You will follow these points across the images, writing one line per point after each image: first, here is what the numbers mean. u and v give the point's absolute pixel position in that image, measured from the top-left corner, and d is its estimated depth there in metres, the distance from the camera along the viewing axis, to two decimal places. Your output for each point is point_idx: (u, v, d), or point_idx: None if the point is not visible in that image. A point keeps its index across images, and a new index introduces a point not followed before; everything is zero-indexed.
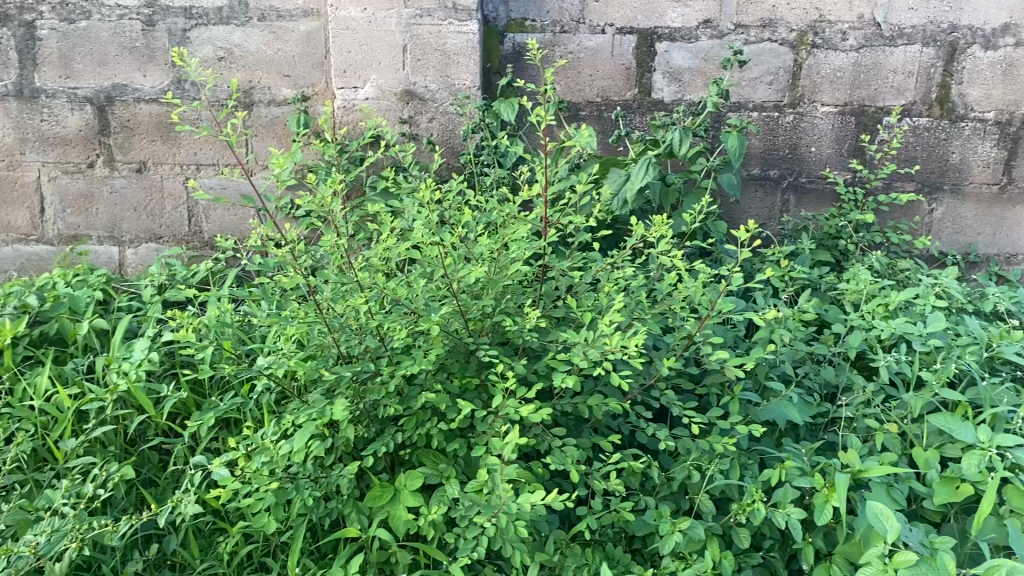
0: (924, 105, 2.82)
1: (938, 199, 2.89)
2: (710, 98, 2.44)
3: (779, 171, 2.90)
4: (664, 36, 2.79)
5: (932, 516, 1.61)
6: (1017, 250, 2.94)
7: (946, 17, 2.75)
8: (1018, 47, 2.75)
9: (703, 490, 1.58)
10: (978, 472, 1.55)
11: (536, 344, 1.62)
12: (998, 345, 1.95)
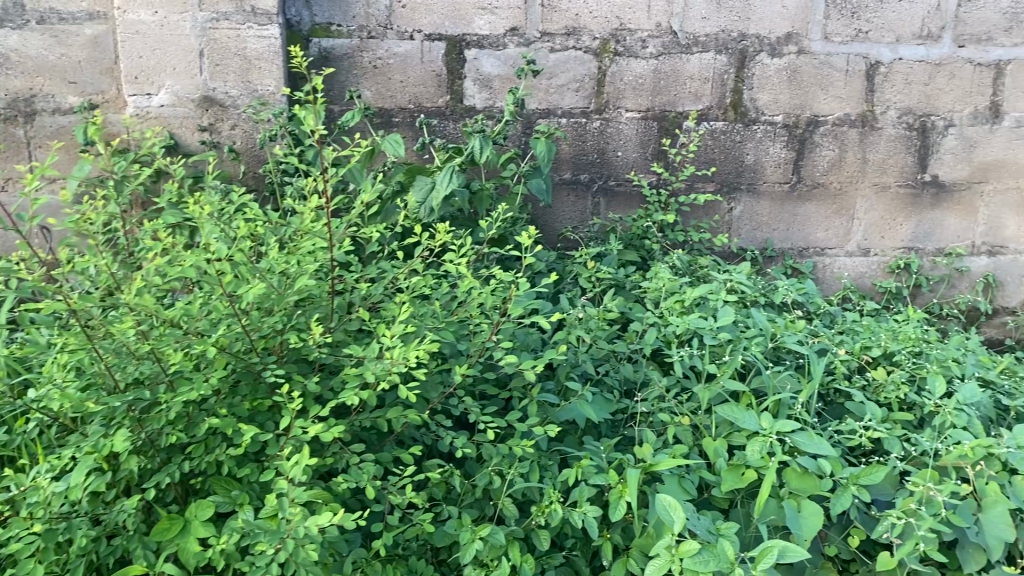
0: (720, 110, 2.98)
1: (736, 198, 3.08)
2: (507, 107, 2.48)
3: (589, 175, 2.99)
4: (472, 43, 2.80)
5: (720, 502, 1.68)
6: (808, 244, 3.16)
7: (735, 26, 2.91)
8: (800, 54, 2.95)
9: (504, 495, 1.59)
10: (761, 458, 1.66)
11: (330, 360, 1.59)
12: (781, 335, 2.10)
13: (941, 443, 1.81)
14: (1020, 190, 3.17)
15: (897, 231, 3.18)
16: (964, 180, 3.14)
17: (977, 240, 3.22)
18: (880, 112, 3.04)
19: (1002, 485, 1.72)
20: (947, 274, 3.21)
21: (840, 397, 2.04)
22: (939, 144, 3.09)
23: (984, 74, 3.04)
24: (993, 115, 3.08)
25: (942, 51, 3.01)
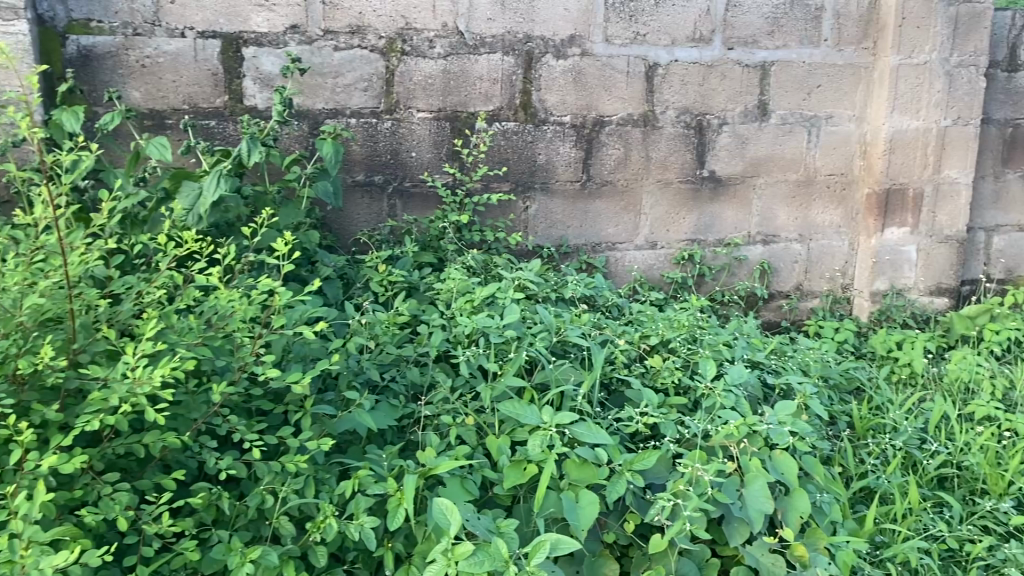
0: (510, 110, 3.02)
1: (530, 197, 3.12)
2: (276, 107, 2.37)
3: (383, 176, 2.93)
4: (250, 41, 2.69)
5: (503, 500, 1.70)
6: (601, 239, 3.26)
7: (520, 28, 2.96)
8: (584, 56, 3.04)
9: (279, 514, 1.52)
10: (541, 452, 1.69)
11: (75, 384, 1.46)
12: (565, 330, 2.15)
13: (709, 425, 1.92)
14: (788, 183, 3.42)
15: (680, 224, 3.35)
16: (739, 174, 3.35)
17: (752, 230, 3.44)
18: (660, 112, 3.19)
19: (763, 460, 1.84)
20: (726, 263, 3.41)
21: (622, 386, 2.11)
22: (715, 142, 3.28)
23: (751, 75, 3.25)
24: (761, 114, 3.30)
25: (713, 53, 3.19)
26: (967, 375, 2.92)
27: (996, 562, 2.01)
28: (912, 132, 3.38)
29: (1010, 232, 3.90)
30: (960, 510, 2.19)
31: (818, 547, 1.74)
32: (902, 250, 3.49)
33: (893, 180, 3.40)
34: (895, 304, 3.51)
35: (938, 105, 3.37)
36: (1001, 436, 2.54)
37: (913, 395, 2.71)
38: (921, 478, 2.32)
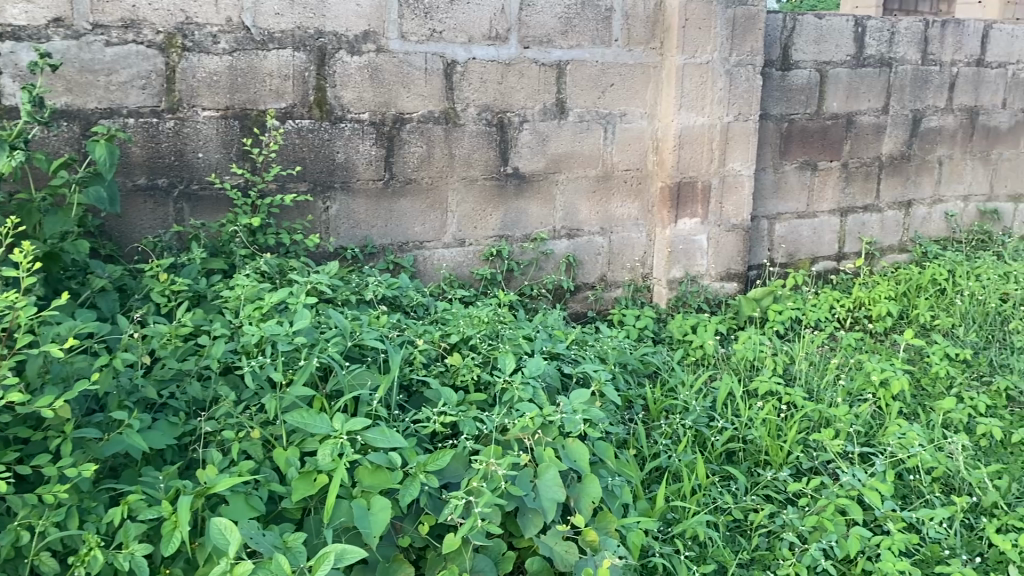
0: (304, 108, 2.93)
1: (331, 197, 3.05)
2: (23, 108, 2.15)
3: (168, 179, 2.78)
4: (6, 35, 2.49)
5: (293, 513, 1.65)
6: (407, 238, 3.23)
7: (311, 23, 2.88)
8: (380, 52, 3.00)
9: (38, 550, 1.40)
10: (331, 460, 1.65)
11: None
12: (361, 334, 2.11)
13: (506, 418, 1.94)
14: (587, 178, 3.53)
15: (486, 221, 3.37)
16: (540, 171, 3.42)
17: (557, 225, 3.52)
18: (460, 110, 3.20)
19: (557, 449, 1.88)
20: (534, 257, 3.48)
21: (422, 387, 2.09)
22: (515, 139, 3.33)
23: (548, 73, 3.32)
24: (559, 111, 3.38)
25: (509, 52, 3.23)
26: (751, 354, 3.14)
27: (776, 527, 2.16)
28: (699, 128, 3.57)
29: (788, 219, 4.23)
30: (745, 481, 2.34)
31: (609, 530, 1.79)
32: (694, 239, 3.70)
33: (684, 173, 3.58)
34: (690, 290, 3.73)
35: (721, 102, 3.58)
36: (781, 409, 2.73)
37: (703, 376, 2.86)
38: (710, 454, 2.46)
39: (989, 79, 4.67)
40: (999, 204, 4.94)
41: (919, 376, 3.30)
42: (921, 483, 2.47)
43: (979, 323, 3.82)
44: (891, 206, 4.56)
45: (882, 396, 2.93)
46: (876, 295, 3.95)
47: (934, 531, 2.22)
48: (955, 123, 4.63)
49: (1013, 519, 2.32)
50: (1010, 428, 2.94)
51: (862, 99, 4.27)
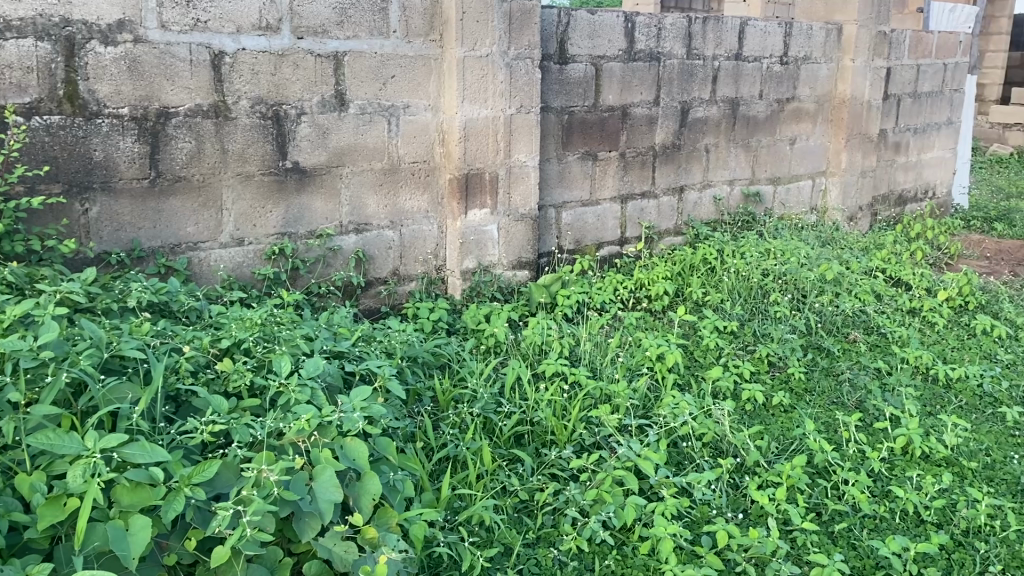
0: (53, 103, 2.71)
1: (90, 198, 2.84)
2: None
3: None
4: None
5: (40, 542, 1.53)
6: (179, 239, 3.07)
7: (56, 10, 2.66)
8: (137, 43, 2.81)
9: None
10: (83, 482, 1.53)
11: None
12: (120, 344, 1.98)
13: (281, 422, 1.88)
14: (372, 172, 3.49)
15: (267, 218, 3.25)
16: (322, 165, 3.34)
17: (343, 220, 3.46)
18: (231, 103, 3.06)
19: (335, 449, 1.85)
20: (321, 254, 3.40)
21: (191, 396, 1.99)
22: (293, 132, 3.22)
23: (325, 65, 3.24)
24: (338, 104, 3.32)
25: (282, 43, 3.12)
26: (539, 338, 3.22)
27: (560, 504, 2.23)
28: (483, 120, 3.62)
29: (573, 207, 4.39)
30: (531, 462, 2.40)
31: (389, 525, 1.80)
32: (484, 229, 3.75)
33: (471, 164, 3.62)
34: (482, 280, 3.79)
35: (502, 94, 3.64)
36: (566, 390, 2.83)
37: (491, 363, 2.91)
38: (499, 439, 2.50)
39: (747, 73, 5.04)
40: (760, 188, 5.37)
41: (692, 348, 3.54)
42: (692, 449, 2.64)
43: (744, 297, 4.13)
44: (666, 192, 4.83)
45: (659, 371, 3.10)
46: (655, 275, 4.18)
47: (703, 493, 2.38)
48: (719, 113, 4.97)
49: (771, 474, 2.53)
50: (769, 392, 3.21)
51: (634, 91, 4.49)
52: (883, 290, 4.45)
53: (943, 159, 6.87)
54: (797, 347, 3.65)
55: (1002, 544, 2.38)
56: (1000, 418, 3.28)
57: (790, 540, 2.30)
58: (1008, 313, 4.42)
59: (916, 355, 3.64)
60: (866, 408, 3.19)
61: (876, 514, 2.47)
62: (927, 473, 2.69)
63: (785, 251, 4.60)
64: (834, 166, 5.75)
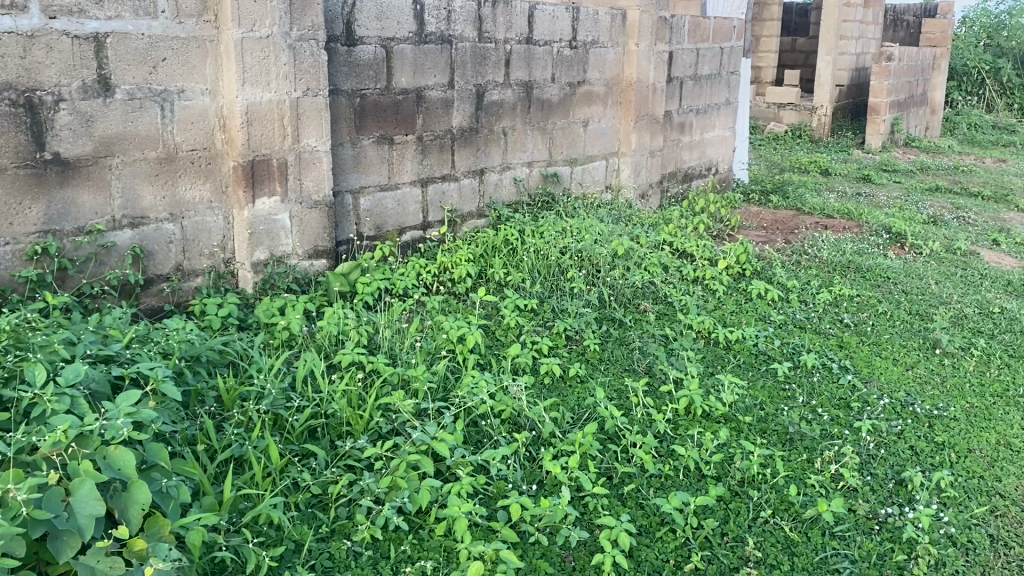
0: None
1: None
2: None
3: None
4: None
5: None
6: None
7: None
8: None
9: None
10: None
11: None
12: None
13: (34, 436, 1.74)
14: (146, 161, 3.27)
15: (25, 215, 2.99)
16: (87, 156, 3.09)
17: (116, 214, 3.23)
18: None
19: (97, 460, 1.73)
20: (92, 252, 3.16)
21: None
22: (51, 120, 2.98)
23: (84, 47, 2.99)
24: (103, 89, 3.08)
25: (31, 22, 2.87)
26: (336, 328, 3.11)
27: (355, 495, 2.20)
28: (266, 104, 3.45)
29: (371, 192, 4.32)
30: (326, 456, 2.33)
31: (162, 534, 1.72)
32: (274, 219, 3.61)
33: (255, 151, 3.46)
34: (276, 272, 3.65)
35: (287, 77, 3.49)
36: (362, 378, 2.77)
37: (283, 356, 2.80)
38: (291, 435, 2.40)
39: (538, 56, 5.13)
40: (557, 168, 5.50)
41: (493, 327, 3.58)
42: (490, 426, 2.66)
43: (543, 275, 4.23)
44: (466, 175, 4.84)
45: (459, 352, 3.11)
46: (456, 258, 4.19)
47: (499, 468, 2.42)
48: (514, 97, 5.03)
49: (564, 444, 2.60)
50: (566, 365, 3.30)
51: (427, 74, 4.46)
52: (670, 262, 4.70)
53: (724, 137, 7.34)
54: (592, 321, 3.78)
55: (771, 490, 2.58)
56: (773, 374, 3.56)
57: (581, 505, 2.38)
58: (780, 277, 4.79)
59: (698, 321, 3.88)
60: (655, 373, 3.36)
61: (661, 473, 2.61)
62: (707, 431, 2.88)
63: (580, 228, 4.75)
64: (626, 146, 5.98)
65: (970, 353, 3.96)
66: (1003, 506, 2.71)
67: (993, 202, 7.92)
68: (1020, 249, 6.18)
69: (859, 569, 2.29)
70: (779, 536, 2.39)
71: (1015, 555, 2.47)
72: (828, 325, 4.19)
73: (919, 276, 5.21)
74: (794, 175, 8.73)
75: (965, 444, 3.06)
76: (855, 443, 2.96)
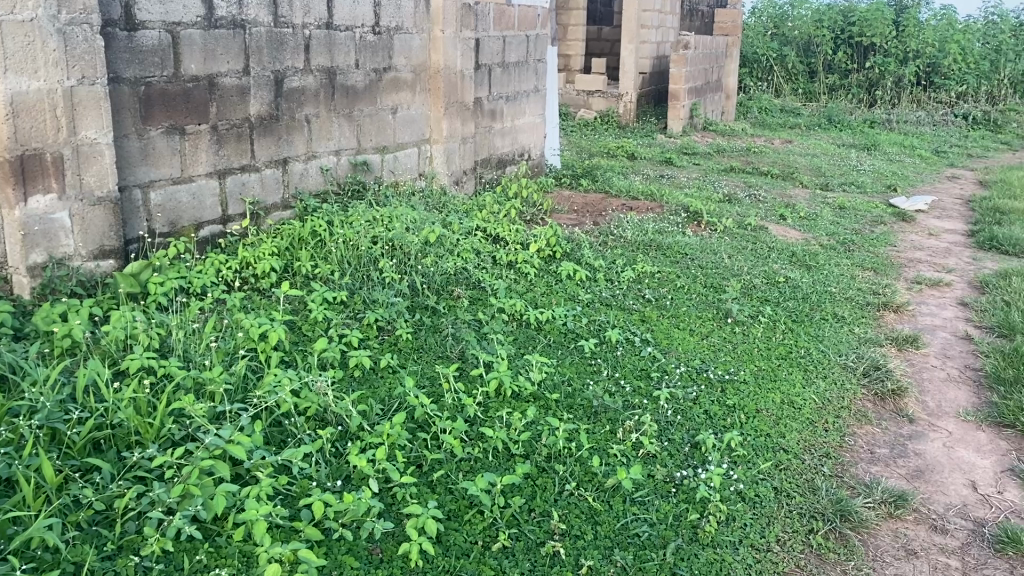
0: None
1: None
2: None
3: None
4: None
5: None
6: None
7: None
8: None
9: None
10: None
11: None
12: None
13: None
14: None
15: None
16: None
17: None
18: None
19: None
20: None
21: None
22: None
23: None
24: None
25: None
26: (124, 333, 2.91)
27: (144, 508, 2.07)
28: (33, 94, 3.16)
29: (162, 186, 4.08)
30: (111, 469, 2.18)
31: None
32: (51, 218, 3.33)
33: (23, 146, 3.18)
34: (56, 276, 3.36)
35: (56, 64, 3.20)
36: (153, 384, 2.61)
37: (61, 365, 2.59)
38: (70, 450, 2.22)
39: (340, 42, 4.99)
40: (367, 156, 5.39)
41: (299, 322, 3.48)
42: (294, 425, 2.57)
43: (352, 265, 4.14)
44: (268, 165, 4.66)
45: (260, 350, 2.98)
46: (259, 252, 4.03)
47: (301, 466, 2.35)
48: (316, 84, 4.87)
49: (372, 437, 2.56)
50: (376, 356, 3.25)
51: (218, 60, 4.24)
52: (482, 247, 4.74)
53: (535, 124, 7.46)
54: (403, 309, 3.74)
55: (576, 463, 2.67)
56: (580, 352, 3.67)
57: (389, 496, 2.37)
58: (588, 258, 4.94)
59: (510, 304, 3.94)
60: (466, 358, 3.38)
61: (471, 456, 2.63)
62: (516, 411, 2.93)
63: (391, 216, 4.69)
64: (437, 133, 5.95)
65: (758, 321, 4.26)
66: (786, 460, 2.93)
67: (780, 179, 8.55)
68: (803, 222, 6.70)
69: (657, 531, 2.41)
70: (584, 507, 2.47)
71: (796, 504, 2.68)
72: (632, 301, 4.37)
73: (714, 251, 5.54)
74: (603, 159, 9.06)
75: (753, 404, 3.29)
76: (655, 412, 3.11)
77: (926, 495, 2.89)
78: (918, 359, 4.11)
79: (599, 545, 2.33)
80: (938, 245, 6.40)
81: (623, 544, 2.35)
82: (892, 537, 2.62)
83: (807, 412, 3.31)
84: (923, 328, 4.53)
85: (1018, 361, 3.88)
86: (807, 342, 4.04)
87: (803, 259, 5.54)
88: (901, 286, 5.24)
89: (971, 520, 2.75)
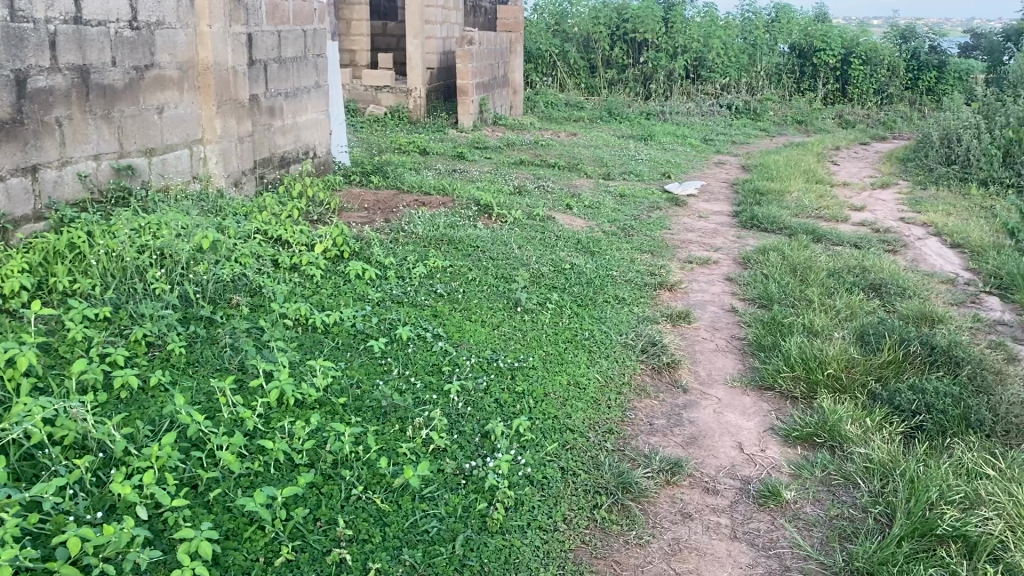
0: None
1: None
2: None
3: None
4: None
5: None
6: None
7: None
8: None
9: None
10: None
11: None
12: None
13: None
14: None
15: None
16: None
17: None
18: None
19: None
20: None
21: None
22: None
23: None
24: None
25: None
26: None
27: None
28: None
29: None
30: None
31: None
32: None
33: None
34: None
35: None
36: None
37: None
38: None
39: (92, 38, 4.61)
40: (131, 160, 5.03)
41: (57, 344, 3.19)
42: (48, 457, 2.35)
43: (117, 278, 3.85)
44: (13, 173, 4.24)
45: (7, 378, 2.70)
46: (6, 270, 3.66)
47: (55, 501, 2.15)
48: (66, 83, 4.48)
49: (138, 461, 2.39)
50: (145, 374, 3.04)
51: None
52: (264, 251, 4.56)
53: (318, 120, 7.27)
54: (175, 322, 3.52)
55: (364, 466, 2.62)
56: (370, 351, 3.61)
57: (159, 523, 2.22)
58: (378, 255, 4.88)
59: (294, 308, 3.81)
60: (247, 368, 3.23)
61: (251, 471, 2.52)
62: (300, 420, 2.84)
63: (160, 223, 4.40)
64: (210, 133, 5.65)
65: (546, 307, 4.38)
66: (571, 440, 3.03)
67: (566, 170, 8.86)
68: (587, 211, 6.97)
69: (446, 525, 2.42)
70: (371, 510, 2.43)
71: (581, 482, 2.78)
72: (424, 297, 4.36)
73: (504, 243, 5.64)
74: (393, 155, 9.01)
75: (541, 389, 3.37)
76: (445, 405, 3.12)
77: (699, 460, 3.09)
78: (691, 333, 4.39)
79: (388, 547, 2.30)
80: (708, 226, 6.88)
81: (412, 542, 2.33)
82: (669, 503, 2.77)
83: (591, 392, 3.44)
84: (696, 304, 4.85)
85: (776, 329, 4.23)
86: (591, 325, 4.20)
87: (587, 245, 5.77)
88: (676, 267, 5.57)
89: (738, 479, 2.97)
